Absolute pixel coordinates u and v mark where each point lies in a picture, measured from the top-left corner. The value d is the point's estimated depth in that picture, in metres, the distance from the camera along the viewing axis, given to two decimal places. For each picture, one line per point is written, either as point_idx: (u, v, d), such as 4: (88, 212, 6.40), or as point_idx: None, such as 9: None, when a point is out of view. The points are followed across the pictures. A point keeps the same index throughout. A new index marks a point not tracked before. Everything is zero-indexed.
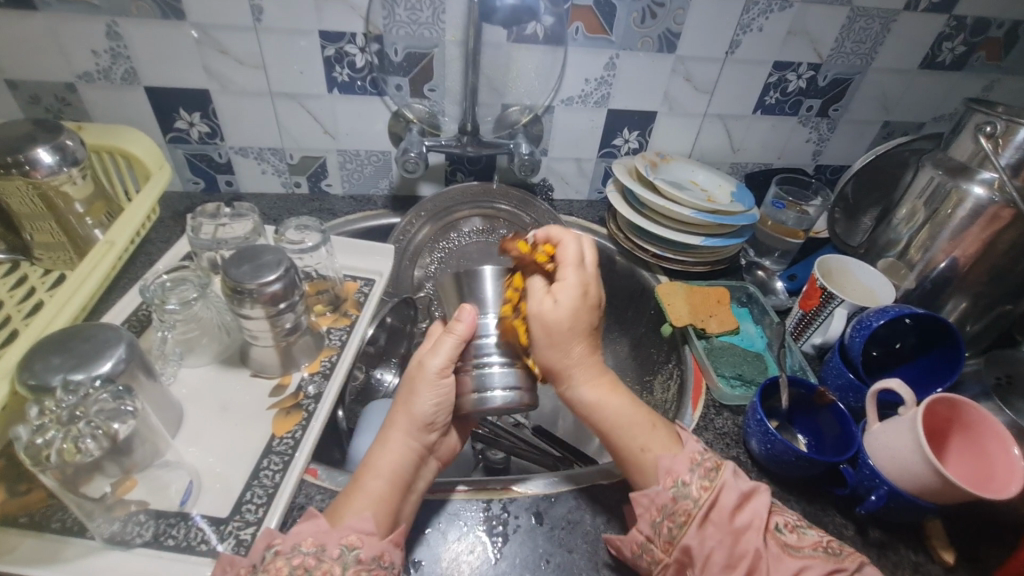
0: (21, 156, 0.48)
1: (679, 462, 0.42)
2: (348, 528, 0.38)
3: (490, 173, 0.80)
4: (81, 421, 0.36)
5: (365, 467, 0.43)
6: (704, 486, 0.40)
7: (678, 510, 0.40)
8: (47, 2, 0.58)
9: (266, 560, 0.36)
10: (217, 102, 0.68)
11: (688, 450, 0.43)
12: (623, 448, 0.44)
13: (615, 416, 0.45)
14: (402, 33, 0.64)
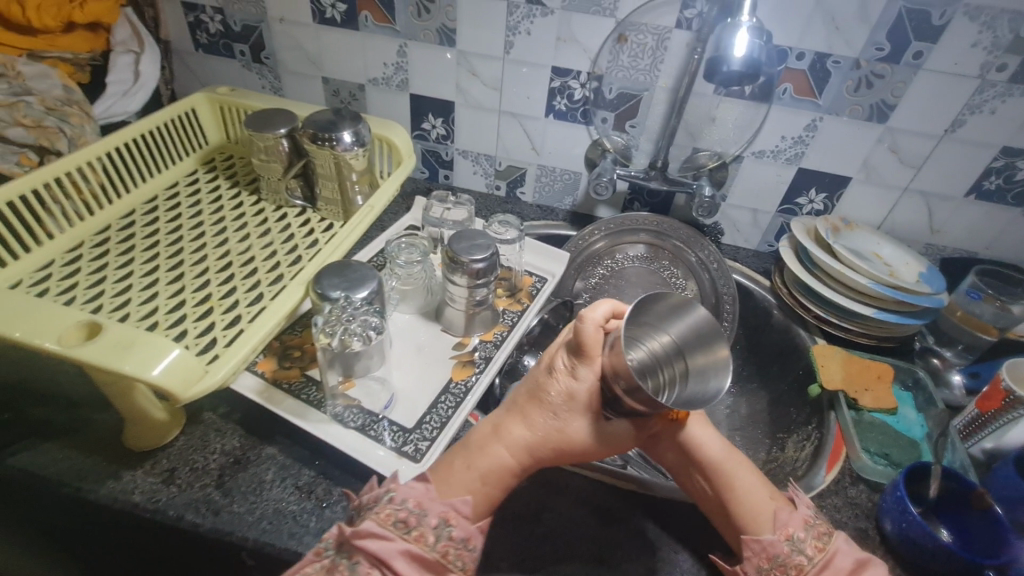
0: (332, 135, 0.67)
1: (795, 519, 0.46)
2: (450, 504, 0.44)
3: (666, 208, 0.86)
4: (351, 322, 0.53)
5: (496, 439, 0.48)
6: (818, 546, 0.44)
7: (789, 563, 0.44)
8: (366, 25, 0.78)
9: (381, 502, 0.43)
10: (457, 112, 0.84)
11: (801, 511, 0.47)
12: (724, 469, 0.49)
13: (734, 473, 0.48)
14: (620, 76, 0.74)
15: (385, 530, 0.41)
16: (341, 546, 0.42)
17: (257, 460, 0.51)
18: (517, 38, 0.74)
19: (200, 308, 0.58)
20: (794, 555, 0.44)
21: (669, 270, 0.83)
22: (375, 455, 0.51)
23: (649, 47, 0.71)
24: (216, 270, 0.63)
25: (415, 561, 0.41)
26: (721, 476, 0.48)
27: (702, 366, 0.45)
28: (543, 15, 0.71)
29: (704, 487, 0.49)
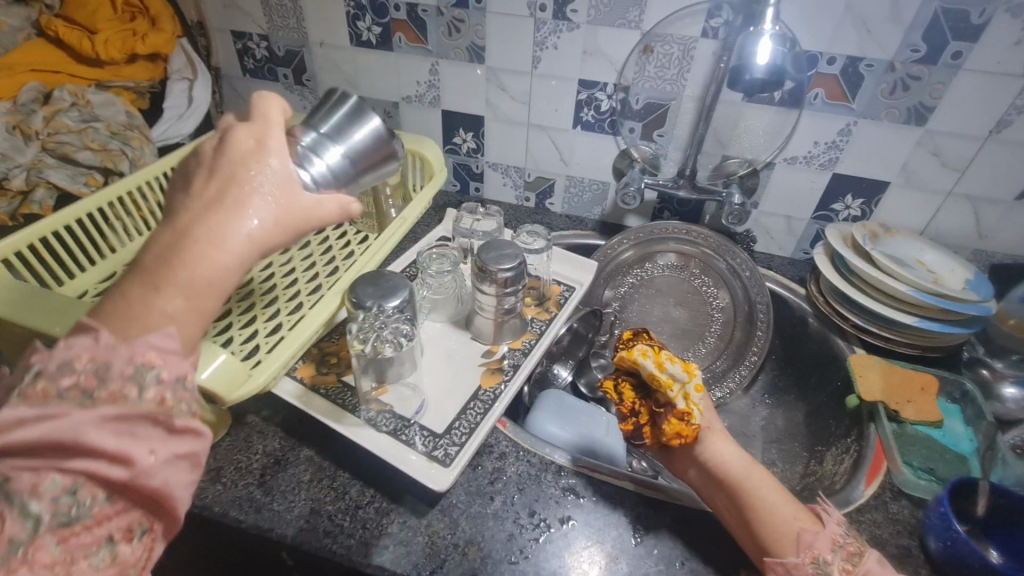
0: None
1: (822, 540, 0.44)
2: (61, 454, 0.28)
3: (696, 216, 0.85)
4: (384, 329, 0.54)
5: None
6: (846, 569, 0.43)
7: None
8: (400, 46, 0.82)
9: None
10: (487, 126, 0.86)
11: (830, 530, 0.45)
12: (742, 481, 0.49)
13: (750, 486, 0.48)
14: (647, 86, 0.75)
15: (53, 393, 0.29)
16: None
17: (296, 461, 0.54)
18: (544, 53, 0.76)
19: (246, 316, 0.62)
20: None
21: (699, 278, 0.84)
22: (403, 457, 0.52)
23: (676, 57, 0.71)
24: (260, 281, 0.67)
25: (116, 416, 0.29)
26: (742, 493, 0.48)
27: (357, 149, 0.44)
28: (569, 30, 0.73)
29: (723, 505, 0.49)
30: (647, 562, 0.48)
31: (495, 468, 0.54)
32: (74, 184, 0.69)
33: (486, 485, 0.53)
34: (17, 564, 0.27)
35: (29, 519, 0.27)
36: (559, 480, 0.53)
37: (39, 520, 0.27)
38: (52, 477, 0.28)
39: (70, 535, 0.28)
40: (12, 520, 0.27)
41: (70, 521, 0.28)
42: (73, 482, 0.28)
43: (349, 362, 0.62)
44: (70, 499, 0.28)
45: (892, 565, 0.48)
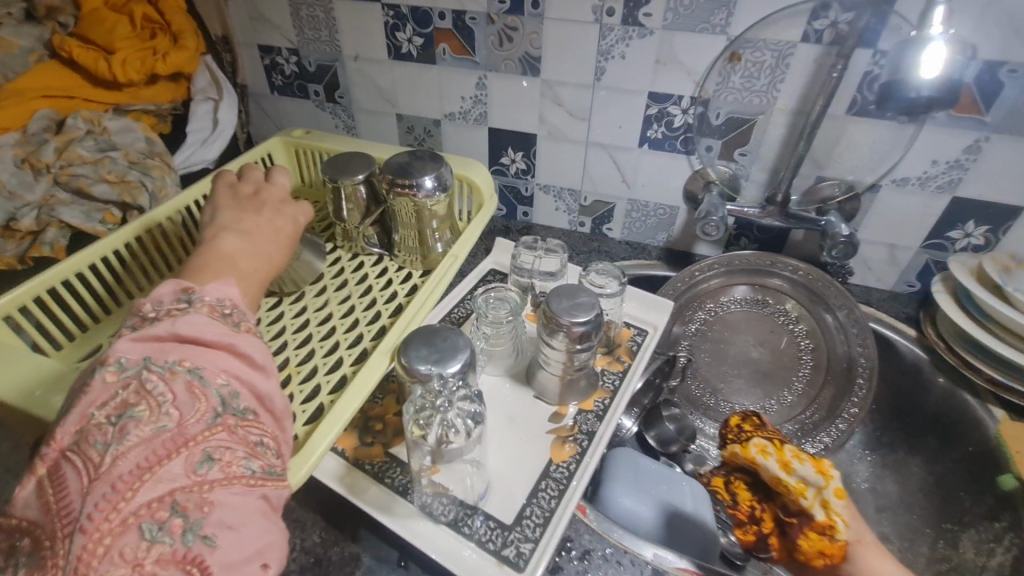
0: (413, 180, 0.62)
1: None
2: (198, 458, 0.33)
3: (779, 244, 0.75)
4: (447, 409, 0.43)
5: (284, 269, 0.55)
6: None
7: None
8: (444, 58, 0.73)
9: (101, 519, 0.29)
10: (539, 145, 0.77)
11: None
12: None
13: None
14: (729, 99, 0.65)
15: (216, 321, 0.40)
16: (149, 356, 0.35)
17: (340, 559, 0.46)
18: (609, 64, 0.67)
19: (279, 375, 0.55)
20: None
21: (784, 307, 0.74)
22: (468, 559, 0.45)
23: (768, 65, 0.61)
24: (292, 329, 0.60)
25: (259, 348, 0.41)
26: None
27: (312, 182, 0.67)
28: (641, 36, 0.63)
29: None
30: None
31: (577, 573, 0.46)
32: (88, 222, 0.62)
33: None
34: (216, 430, 0.34)
35: (219, 397, 0.35)
36: None
37: (227, 403, 0.36)
38: (227, 374, 0.37)
39: (241, 421, 0.36)
40: (210, 396, 0.35)
41: (238, 413, 0.36)
42: (235, 389, 0.37)
43: (396, 428, 0.53)
44: (235, 397, 0.37)
45: None
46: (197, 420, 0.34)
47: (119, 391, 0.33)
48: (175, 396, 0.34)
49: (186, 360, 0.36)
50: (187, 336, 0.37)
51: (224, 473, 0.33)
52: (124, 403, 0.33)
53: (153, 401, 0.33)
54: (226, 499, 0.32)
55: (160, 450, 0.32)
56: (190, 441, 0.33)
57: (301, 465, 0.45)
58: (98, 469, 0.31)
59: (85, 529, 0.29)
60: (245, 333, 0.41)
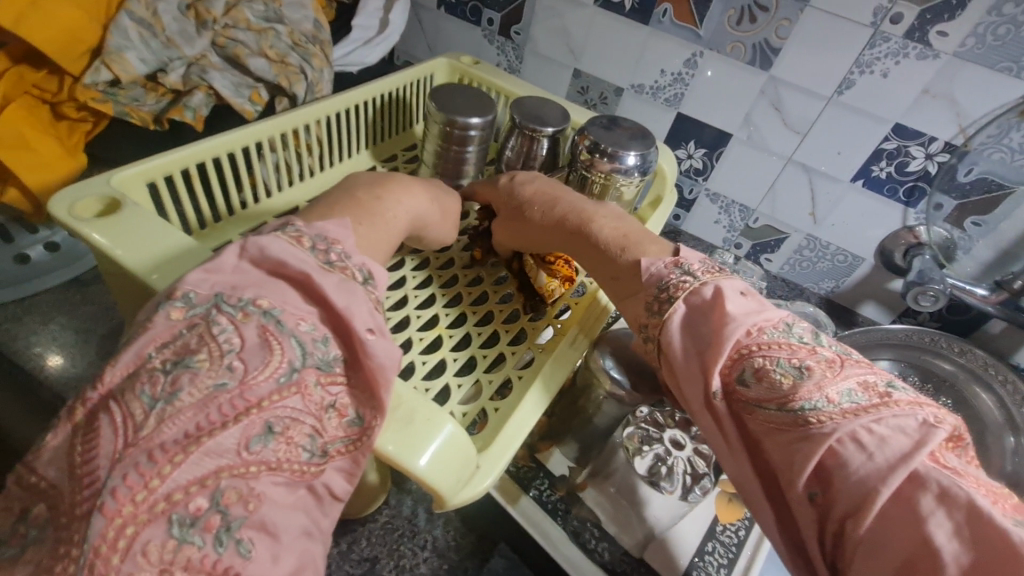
0: (618, 152, 0.53)
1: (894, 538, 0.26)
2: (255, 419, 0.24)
3: (966, 331, 0.66)
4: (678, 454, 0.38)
5: (427, 229, 0.45)
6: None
7: None
8: (661, 21, 0.63)
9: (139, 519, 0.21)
10: (730, 148, 0.67)
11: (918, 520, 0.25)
12: (765, 451, 0.31)
13: (775, 465, 0.31)
14: (993, 157, 0.55)
15: (305, 254, 0.30)
16: (222, 291, 0.27)
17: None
18: (862, 78, 0.57)
19: (429, 334, 0.45)
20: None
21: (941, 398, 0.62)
22: None
23: None
24: (440, 284, 0.50)
25: (345, 290, 0.30)
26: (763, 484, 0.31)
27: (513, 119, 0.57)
28: (919, 57, 0.53)
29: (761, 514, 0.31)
30: None
31: None
32: (237, 98, 0.54)
33: None
34: (287, 393, 0.25)
35: (300, 348, 0.26)
36: None
37: (306, 355, 0.27)
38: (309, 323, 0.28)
39: (324, 380, 0.27)
40: (285, 345, 0.26)
41: (322, 366, 0.27)
42: (324, 333, 0.28)
43: (544, 431, 0.45)
44: (322, 345, 0.28)
45: None
46: (265, 378, 0.25)
47: (183, 331, 0.25)
48: (242, 342, 0.25)
49: (262, 299, 0.27)
50: (271, 265, 0.29)
51: (282, 457, 0.24)
52: (185, 347, 0.24)
53: (213, 346, 0.25)
54: (273, 491, 0.24)
55: (216, 415, 0.23)
56: (251, 405, 0.24)
57: (496, 460, 0.34)
58: (137, 433, 0.22)
59: (107, 509, 0.20)
60: (338, 274, 0.30)
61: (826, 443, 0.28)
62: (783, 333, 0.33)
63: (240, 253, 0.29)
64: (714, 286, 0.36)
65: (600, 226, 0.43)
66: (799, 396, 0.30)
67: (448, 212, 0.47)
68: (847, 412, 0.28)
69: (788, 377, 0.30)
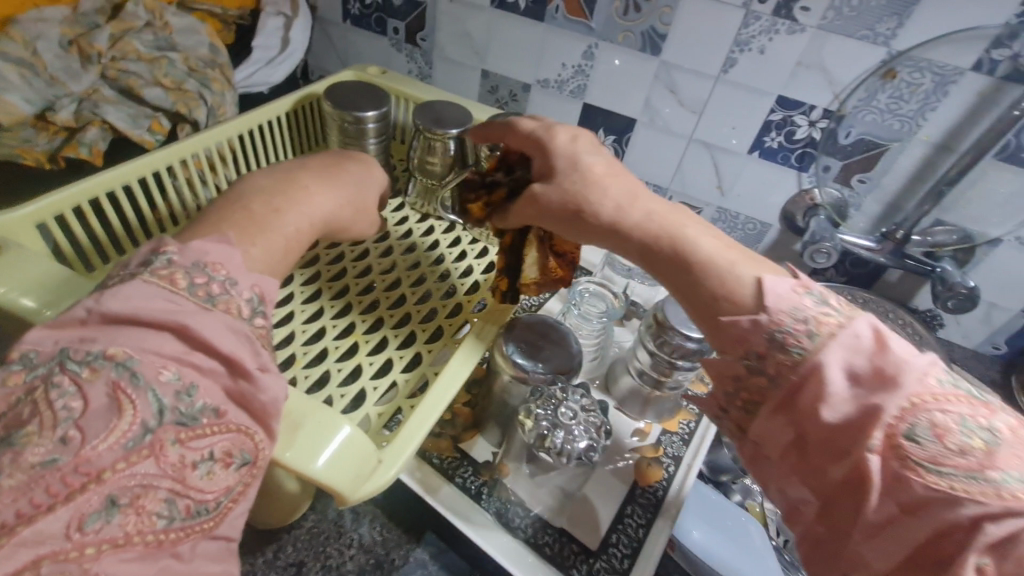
0: (517, 147, 0.55)
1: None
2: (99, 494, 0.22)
3: (868, 281, 0.70)
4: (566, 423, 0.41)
5: (343, 227, 0.44)
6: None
7: None
8: (555, 17, 0.66)
9: None
10: (636, 132, 0.70)
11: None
12: (878, 490, 0.26)
13: (888, 507, 0.26)
14: (867, 119, 0.59)
15: (174, 295, 0.28)
16: (65, 346, 0.25)
17: (403, 567, 0.39)
18: (743, 56, 0.60)
19: (344, 343, 0.47)
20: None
21: None
22: None
23: (922, 90, 0.56)
24: (357, 292, 0.51)
25: (226, 331, 0.29)
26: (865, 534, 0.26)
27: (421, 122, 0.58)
28: (790, 32, 0.57)
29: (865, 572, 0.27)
30: None
31: None
32: (134, 129, 0.53)
33: None
34: (138, 458, 0.24)
35: (156, 404, 0.24)
36: None
37: (164, 411, 0.25)
38: (174, 369, 0.26)
39: (187, 436, 0.25)
40: (139, 402, 0.24)
41: (185, 421, 0.25)
42: (191, 381, 0.26)
43: (467, 421, 0.47)
44: (188, 396, 0.26)
45: None
46: (107, 447, 0.23)
47: (21, 398, 0.23)
48: (86, 406, 0.23)
49: (115, 350, 0.25)
50: (126, 313, 0.26)
51: (132, 530, 0.23)
52: (15, 419, 0.23)
53: (49, 414, 0.23)
54: (117, 569, 0.22)
55: (42, 496, 0.21)
56: (90, 477, 0.22)
57: (400, 452, 0.35)
58: None
59: None
60: (214, 312, 0.29)
61: (951, 485, 0.24)
62: (954, 383, 0.27)
63: (90, 306, 0.27)
64: (871, 326, 0.29)
65: (696, 237, 0.34)
66: (994, 465, 0.24)
67: (359, 209, 0.45)
68: (990, 454, 0.24)
69: (977, 441, 0.25)
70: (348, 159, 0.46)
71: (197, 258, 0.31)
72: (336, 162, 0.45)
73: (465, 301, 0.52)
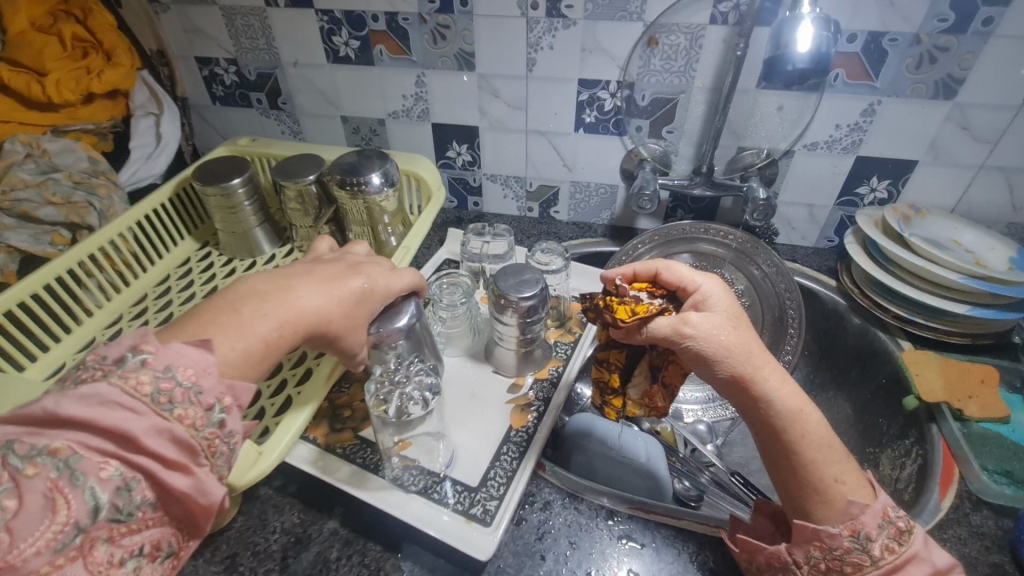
0: (360, 178, 0.64)
1: (870, 515, 0.42)
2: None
3: (711, 213, 0.81)
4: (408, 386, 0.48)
5: (333, 337, 0.46)
6: (891, 547, 0.41)
7: (847, 558, 0.41)
8: (382, 59, 0.76)
9: None
10: (482, 137, 0.81)
11: (881, 503, 0.43)
12: (765, 411, 0.44)
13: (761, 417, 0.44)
14: (653, 81, 0.70)
15: (131, 403, 0.31)
16: (15, 437, 0.29)
17: (318, 537, 0.48)
18: (539, 54, 0.71)
19: None
20: (855, 551, 0.41)
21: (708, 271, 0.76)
22: (440, 522, 0.48)
23: (682, 48, 0.66)
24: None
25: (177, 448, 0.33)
26: (790, 433, 0.43)
27: (287, 169, 0.68)
28: (566, 27, 0.67)
29: (765, 440, 0.44)
30: None
31: (541, 521, 0.50)
32: (38, 245, 0.63)
33: (533, 543, 0.48)
34: (66, 558, 0.28)
35: (90, 503, 0.29)
36: (611, 527, 0.49)
37: (98, 510, 0.30)
38: (117, 466, 0.31)
39: (114, 536, 0.31)
40: (74, 501, 0.29)
41: (116, 517, 0.31)
42: (132, 478, 0.31)
43: (364, 414, 0.57)
44: (125, 492, 0.31)
45: None
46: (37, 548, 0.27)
47: None
48: (19, 507, 0.28)
49: (60, 444, 0.30)
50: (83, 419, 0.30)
51: None
52: None
53: None
54: None
55: None
56: None
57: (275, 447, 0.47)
58: None
59: None
60: (164, 418, 0.32)
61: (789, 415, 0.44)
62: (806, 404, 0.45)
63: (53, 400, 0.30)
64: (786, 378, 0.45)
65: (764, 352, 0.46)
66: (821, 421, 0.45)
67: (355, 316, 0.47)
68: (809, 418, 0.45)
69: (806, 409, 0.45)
70: (357, 274, 0.48)
71: (171, 360, 0.34)
72: (339, 278, 0.47)
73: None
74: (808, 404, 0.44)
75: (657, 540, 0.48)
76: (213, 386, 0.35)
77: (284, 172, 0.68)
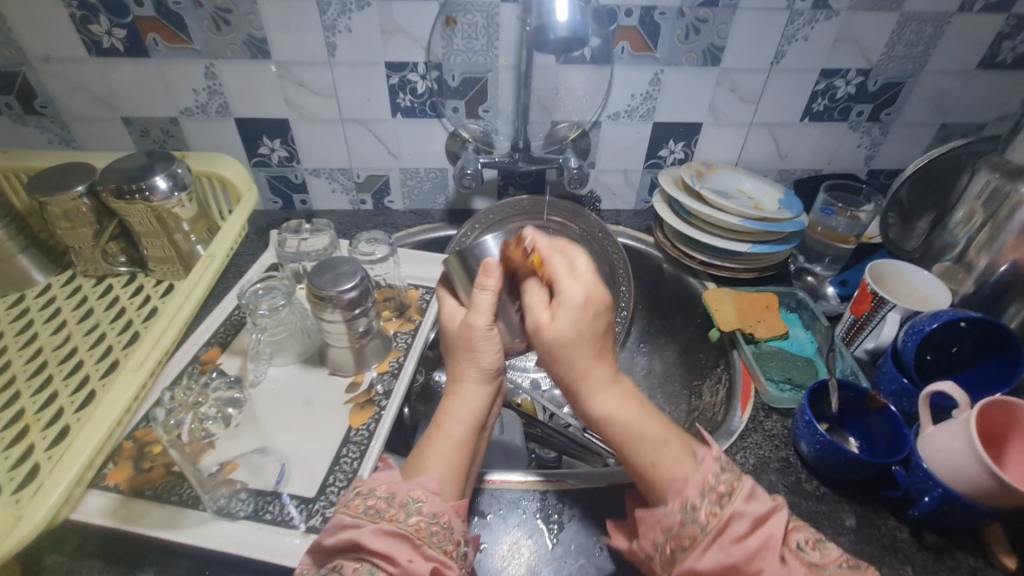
0: (142, 184, 0.57)
1: (692, 486, 0.41)
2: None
3: (540, 187, 0.84)
4: (203, 405, 0.47)
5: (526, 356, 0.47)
6: (714, 511, 0.39)
7: (684, 532, 0.40)
8: (158, 50, 0.67)
9: None
10: (295, 129, 0.75)
11: (703, 469, 0.41)
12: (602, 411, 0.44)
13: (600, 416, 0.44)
14: (459, 61, 0.70)
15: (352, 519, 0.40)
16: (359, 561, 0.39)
17: None
18: (338, 38, 0.67)
19: (9, 431, 0.47)
20: (687, 523, 0.40)
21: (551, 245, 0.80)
22: (276, 542, 0.44)
23: (481, 26, 0.67)
24: None
25: (391, 537, 0.39)
26: (618, 438, 0.43)
27: (56, 181, 0.58)
28: (360, 8, 0.65)
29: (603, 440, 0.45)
30: (567, 560, 0.46)
31: None
32: None
33: None
34: None
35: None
36: None
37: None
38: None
39: None
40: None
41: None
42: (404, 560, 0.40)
43: None
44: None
45: (777, 480, 0.52)
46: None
47: None
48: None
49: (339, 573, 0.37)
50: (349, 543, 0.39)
51: None
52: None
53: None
54: None
55: None
56: None
57: (38, 505, 0.40)
58: None
59: None
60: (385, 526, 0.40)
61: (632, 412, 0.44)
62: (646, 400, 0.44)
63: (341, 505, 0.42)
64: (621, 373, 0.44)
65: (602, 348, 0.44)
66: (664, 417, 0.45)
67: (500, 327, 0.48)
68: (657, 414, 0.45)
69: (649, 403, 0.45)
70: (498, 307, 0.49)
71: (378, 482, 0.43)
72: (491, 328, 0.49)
73: (121, 353, 0.54)
74: (646, 417, 0.44)
75: (503, 507, 0.50)
76: (403, 489, 0.42)
77: (42, 186, 0.57)
